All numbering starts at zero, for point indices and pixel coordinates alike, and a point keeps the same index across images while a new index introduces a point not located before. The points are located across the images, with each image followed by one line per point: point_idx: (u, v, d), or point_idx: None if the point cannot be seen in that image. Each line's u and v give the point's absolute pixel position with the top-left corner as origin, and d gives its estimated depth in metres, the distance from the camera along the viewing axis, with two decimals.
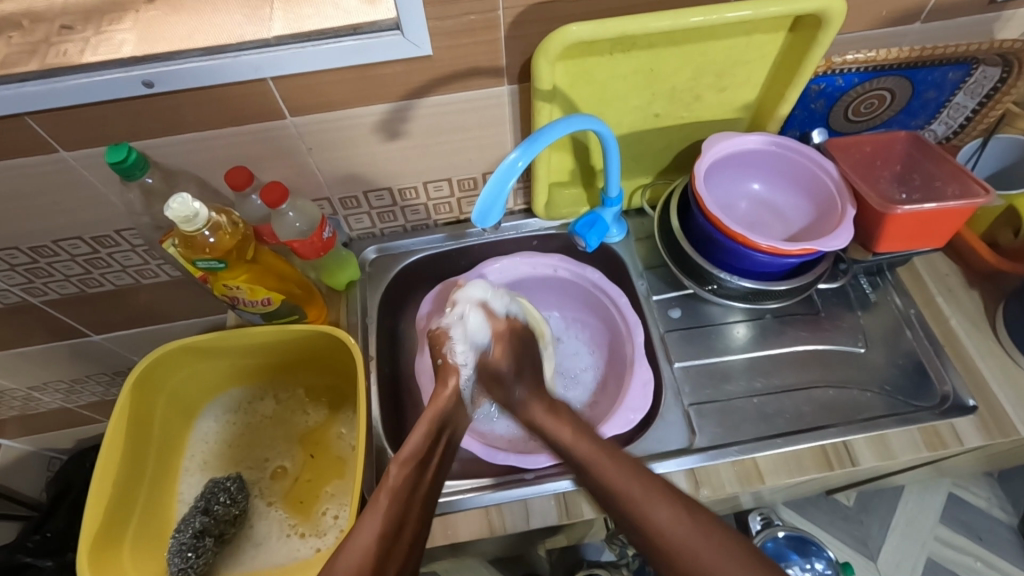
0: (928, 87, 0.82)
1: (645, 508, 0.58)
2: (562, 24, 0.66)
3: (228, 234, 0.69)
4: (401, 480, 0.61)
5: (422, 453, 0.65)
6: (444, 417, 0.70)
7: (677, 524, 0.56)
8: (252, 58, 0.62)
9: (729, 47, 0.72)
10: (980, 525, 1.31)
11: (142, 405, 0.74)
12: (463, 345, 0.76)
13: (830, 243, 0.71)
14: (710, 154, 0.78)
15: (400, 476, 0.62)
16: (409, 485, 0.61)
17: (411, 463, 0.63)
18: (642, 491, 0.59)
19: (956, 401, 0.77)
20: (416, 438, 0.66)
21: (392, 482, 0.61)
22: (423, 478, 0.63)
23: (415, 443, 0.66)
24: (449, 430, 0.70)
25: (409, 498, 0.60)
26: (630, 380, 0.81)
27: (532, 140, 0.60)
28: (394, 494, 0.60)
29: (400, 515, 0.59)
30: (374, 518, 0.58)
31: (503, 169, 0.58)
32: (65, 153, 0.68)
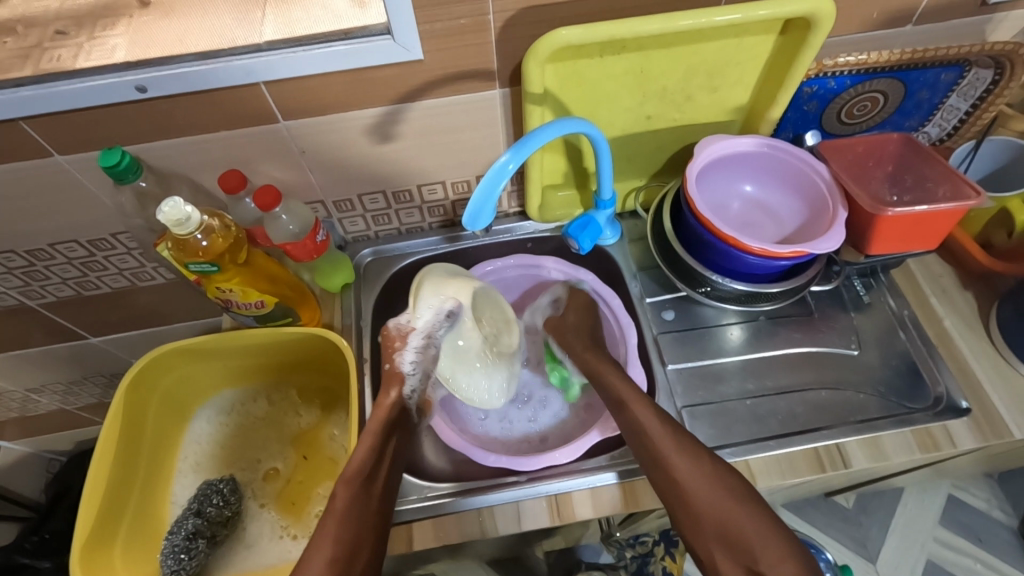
0: (921, 88, 0.82)
1: (674, 458, 0.63)
2: (552, 27, 0.66)
3: (220, 237, 0.69)
4: (345, 502, 0.61)
5: (367, 469, 0.63)
6: (387, 429, 0.68)
7: (697, 478, 0.62)
8: (244, 63, 0.63)
9: (719, 49, 0.72)
10: (980, 526, 1.31)
11: (136, 407, 0.74)
12: (415, 355, 0.73)
13: (821, 245, 0.71)
14: (702, 157, 0.78)
15: (346, 498, 0.61)
16: (354, 506, 0.61)
17: (353, 483, 0.62)
18: (669, 437, 0.65)
19: (950, 403, 0.77)
20: (360, 454, 0.65)
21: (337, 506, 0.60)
22: (370, 494, 0.62)
23: (359, 459, 0.64)
24: (392, 438, 0.69)
25: (358, 518, 0.60)
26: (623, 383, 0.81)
27: (522, 143, 0.60)
28: (340, 518, 0.59)
29: (352, 538, 0.59)
30: (324, 546, 0.58)
31: (494, 171, 0.58)
32: (59, 157, 0.69)
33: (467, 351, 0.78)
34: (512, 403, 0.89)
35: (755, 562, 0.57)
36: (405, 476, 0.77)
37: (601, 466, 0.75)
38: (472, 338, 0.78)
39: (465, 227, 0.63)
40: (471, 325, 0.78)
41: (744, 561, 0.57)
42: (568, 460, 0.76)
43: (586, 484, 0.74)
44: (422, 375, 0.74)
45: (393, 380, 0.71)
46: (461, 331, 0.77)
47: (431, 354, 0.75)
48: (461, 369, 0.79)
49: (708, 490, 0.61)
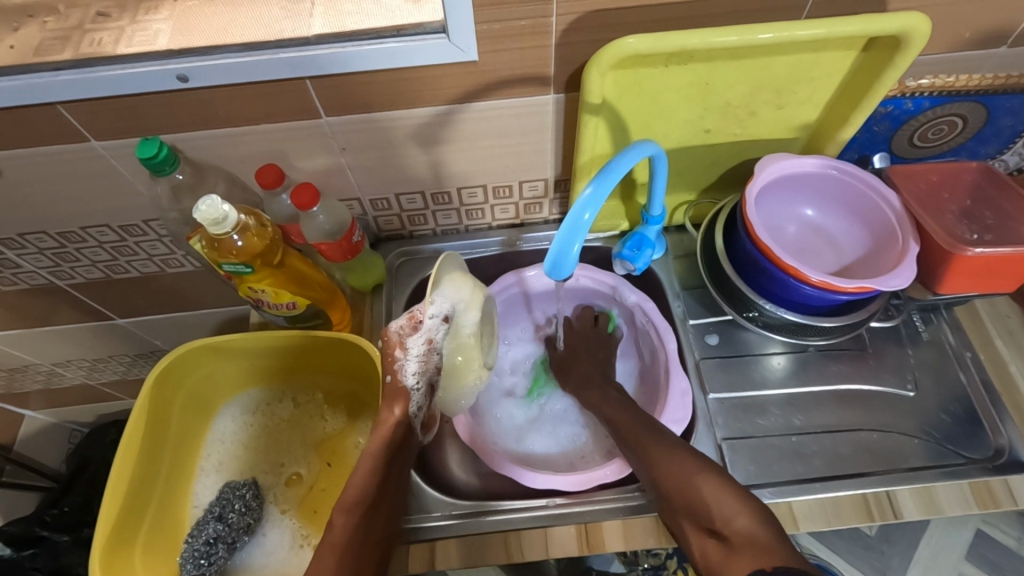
0: (1005, 115, 0.76)
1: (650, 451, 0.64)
2: (617, 34, 0.61)
3: (255, 237, 0.67)
4: (346, 534, 0.58)
5: (368, 498, 0.59)
6: (392, 450, 0.61)
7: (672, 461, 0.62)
8: (290, 56, 0.59)
9: (794, 65, 0.67)
10: (1007, 566, 1.23)
11: (160, 404, 0.72)
12: (417, 365, 0.62)
13: (889, 282, 0.66)
14: (763, 176, 0.73)
15: (344, 530, 0.58)
16: (356, 533, 0.58)
17: (355, 510, 0.59)
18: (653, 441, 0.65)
19: (1011, 456, 0.72)
20: (360, 482, 0.60)
21: (336, 530, 0.58)
22: (372, 522, 0.60)
23: (359, 488, 0.59)
24: (396, 460, 0.62)
25: (361, 548, 0.58)
26: (667, 391, 0.77)
27: (604, 173, 0.56)
28: (340, 551, 0.57)
29: (352, 567, 0.57)
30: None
31: (570, 223, 0.56)
32: (95, 142, 0.67)
33: (470, 356, 0.66)
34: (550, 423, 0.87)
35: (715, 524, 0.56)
36: (430, 491, 0.75)
37: (635, 496, 0.72)
38: (471, 346, 0.66)
39: (548, 272, 0.61)
40: (470, 336, 0.65)
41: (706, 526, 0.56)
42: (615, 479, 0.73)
43: (617, 513, 0.71)
44: (426, 388, 0.64)
45: (399, 394, 0.62)
46: (460, 340, 0.65)
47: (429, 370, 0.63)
48: (466, 375, 0.67)
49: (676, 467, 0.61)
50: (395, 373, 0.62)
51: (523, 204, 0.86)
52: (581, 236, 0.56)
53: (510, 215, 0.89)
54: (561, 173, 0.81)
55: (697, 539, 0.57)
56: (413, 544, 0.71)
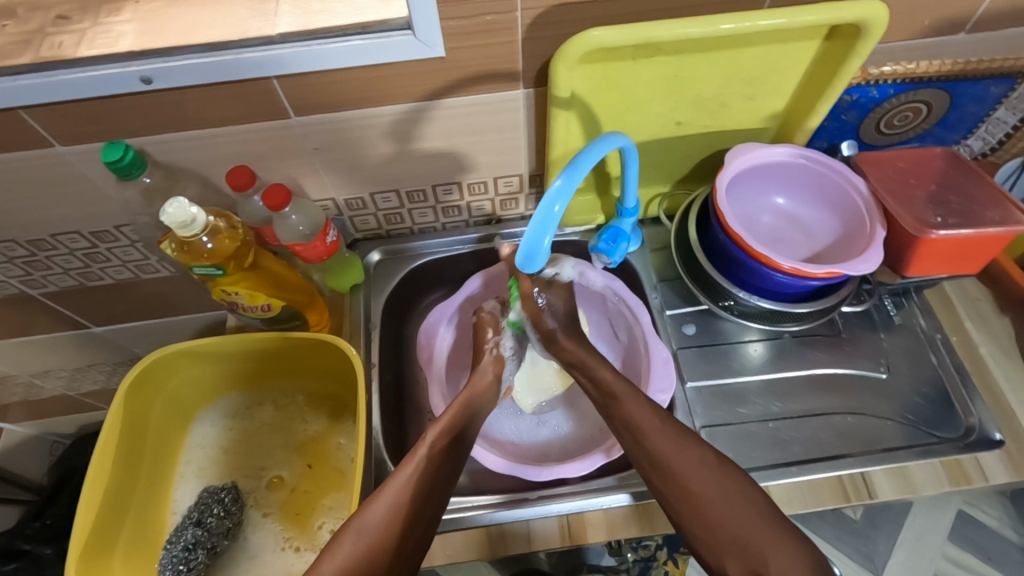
0: (969, 100, 0.77)
1: (677, 459, 0.61)
2: (582, 27, 0.62)
3: (226, 239, 0.67)
4: (435, 449, 0.63)
5: (459, 426, 0.66)
6: (483, 396, 0.71)
7: (701, 480, 0.59)
8: (255, 56, 0.59)
9: (759, 55, 0.67)
10: (989, 544, 1.24)
11: (137, 410, 0.72)
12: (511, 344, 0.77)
13: (857, 267, 0.67)
14: (734, 165, 0.74)
15: (436, 445, 0.63)
16: (442, 455, 0.63)
17: (449, 435, 0.65)
18: (672, 438, 0.62)
19: (982, 434, 0.74)
20: (454, 410, 0.67)
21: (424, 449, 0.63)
22: (457, 448, 0.65)
23: (453, 413, 0.67)
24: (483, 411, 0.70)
25: (441, 467, 0.62)
26: (648, 358, 0.79)
27: (573, 166, 0.57)
28: (428, 462, 0.62)
29: (432, 480, 0.61)
30: (402, 485, 0.60)
31: (541, 216, 0.56)
32: (61, 148, 0.66)
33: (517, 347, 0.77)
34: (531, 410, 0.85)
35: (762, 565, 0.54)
36: None
37: (616, 487, 0.73)
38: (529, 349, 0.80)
39: (520, 266, 0.62)
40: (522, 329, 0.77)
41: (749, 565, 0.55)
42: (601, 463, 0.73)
43: (597, 504, 0.72)
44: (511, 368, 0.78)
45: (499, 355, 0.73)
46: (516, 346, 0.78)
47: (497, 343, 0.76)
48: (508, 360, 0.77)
49: (710, 491, 0.58)
50: (489, 344, 0.75)
51: (499, 200, 0.86)
52: (552, 228, 0.57)
53: (487, 212, 0.89)
54: (535, 168, 0.81)
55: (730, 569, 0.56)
56: None
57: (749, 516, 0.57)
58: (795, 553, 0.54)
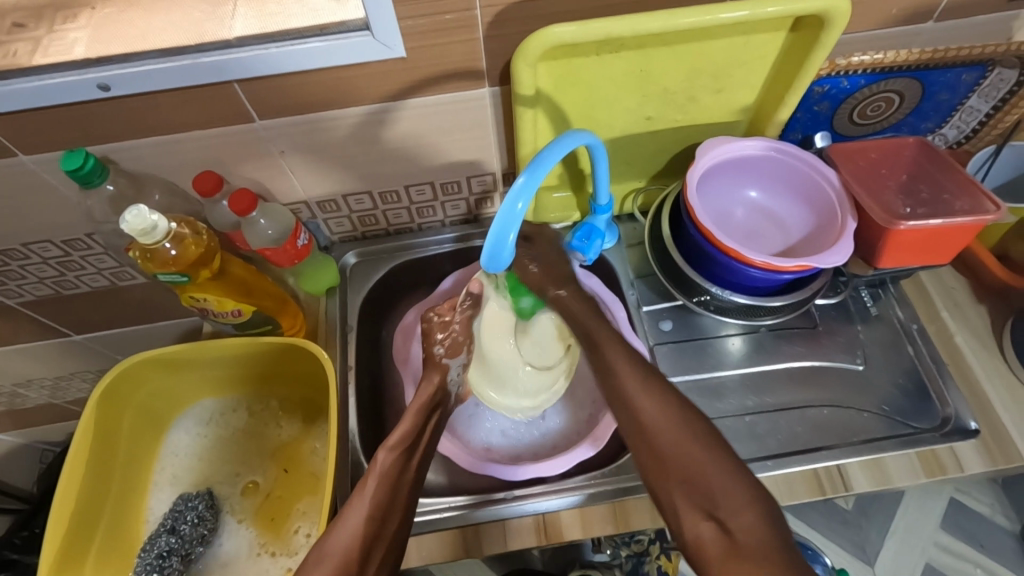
0: (940, 89, 0.77)
1: (638, 397, 0.57)
2: (543, 24, 0.61)
3: (192, 245, 0.67)
4: (389, 466, 0.61)
5: (410, 439, 0.64)
6: (430, 408, 0.69)
7: (660, 417, 0.56)
8: (212, 60, 0.59)
9: (725, 48, 0.67)
10: (981, 531, 1.24)
11: (108, 418, 0.71)
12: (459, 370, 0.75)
13: (828, 259, 0.67)
14: (705, 159, 0.74)
15: (391, 461, 0.61)
16: (398, 470, 0.61)
17: (398, 451, 0.62)
18: (640, 376, 0.59)
19: (958, 424, 0.74)
20: (403, 423, 0.65)
21: (381, 465, 0.61)
22: (411, 462, 0.62)
23: (403, 429, 0.64)
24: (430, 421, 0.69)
25: (397, 483, 0.60)
26: None
27: (534, 165, 0.56)
28: (381, 480, 0.59)
29: (386, 498, 0.58)
30: (361, 503, 0.58)
31: (503, 214, 0.55)
32: (23, 157, 0.65)
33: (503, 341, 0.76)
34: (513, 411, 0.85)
35: (715, 509, 0.50)
36: None
37: (593, 484, 0.73)
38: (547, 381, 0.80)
39: (485, 266, 0.61)
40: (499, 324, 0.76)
41: (704, 508, 0.51)
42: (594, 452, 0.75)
43: (574, 502, 0.72)
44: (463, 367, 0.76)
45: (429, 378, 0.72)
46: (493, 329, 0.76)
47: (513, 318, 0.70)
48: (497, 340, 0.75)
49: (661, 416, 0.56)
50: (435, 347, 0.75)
51: (474, 199, 0.86)
52: (514, 226, 0.56)
53: (462, 212, 0.88)
54: (508, 167, 0.81)
55: (691, 526, 0.51)
56: None
57: (687, 439, 0.54)
58: (748, 503, 0.50)
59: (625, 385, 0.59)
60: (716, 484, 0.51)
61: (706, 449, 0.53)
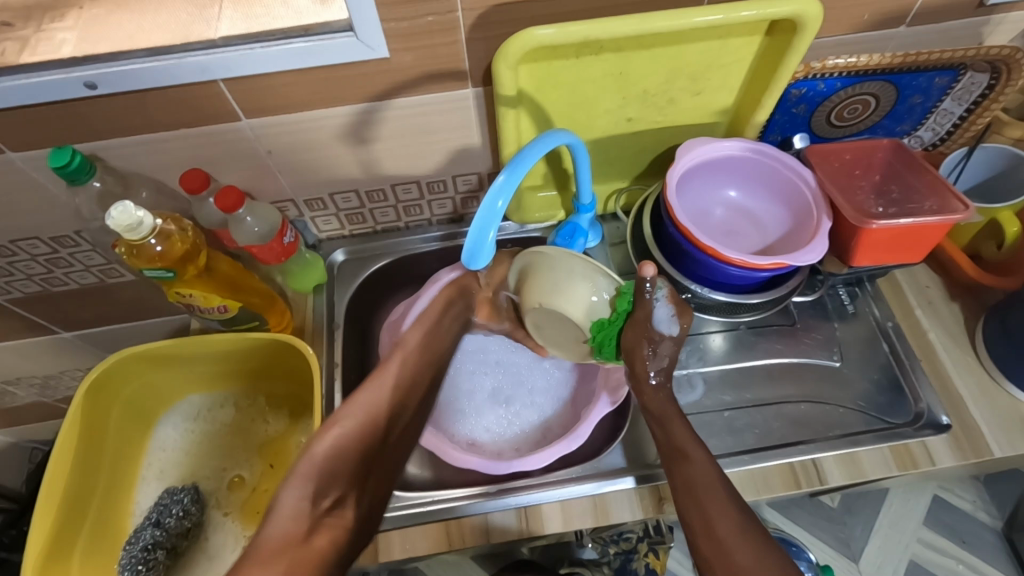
0: (914, 93, 0.79)
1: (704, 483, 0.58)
2: (524, 27, 0.63)
3: (178, 242, 0.68)
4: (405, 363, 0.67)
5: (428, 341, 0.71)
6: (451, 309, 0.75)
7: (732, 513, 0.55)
8: (197, 60, 0.60)
9: (702, 51, 0.69)
10: (963, 528, 1.26)
11: (95, 412, 0.72)
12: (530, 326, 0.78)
13: (802, 257, 0.69)
14: (684, 160, 0.75)
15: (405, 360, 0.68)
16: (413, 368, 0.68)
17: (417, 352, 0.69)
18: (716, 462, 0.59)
19: (930, 418, 0.75)
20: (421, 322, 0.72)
21: (393, 369, 0.66)
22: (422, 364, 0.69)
23: (426, 326, 0.71)
24: (443, 321, 0.74)
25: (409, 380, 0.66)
26: None
27: (515, 164, 0.57)
28: (398, 369, 0.66)
29: (399, 388, 0.65)
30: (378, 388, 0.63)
31: (484, 212, 0.56)
32: (11, 155, 0.66)
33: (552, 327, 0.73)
34: (499, 408, 0.86)
35: None
36: None
37: (574, 479, 0.74)
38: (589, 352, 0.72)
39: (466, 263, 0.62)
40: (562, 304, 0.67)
41: None
42: (576, 446, 0.74)
43: (554, 496, 0.73)
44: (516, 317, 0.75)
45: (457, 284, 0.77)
46: (526, 283, 0.69)
47: (671, 361, 0.66)
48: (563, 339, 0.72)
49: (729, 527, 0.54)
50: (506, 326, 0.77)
51: (460, 198, 0.87)
52: (495, 224, 0.57)
53: (449, 210, 0.89)
54: (493, 167, 0.82)
55: None
56: None
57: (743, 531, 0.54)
58: None
59: (705, 485, 0.57)
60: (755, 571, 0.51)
61: (780, 563, 0.51)
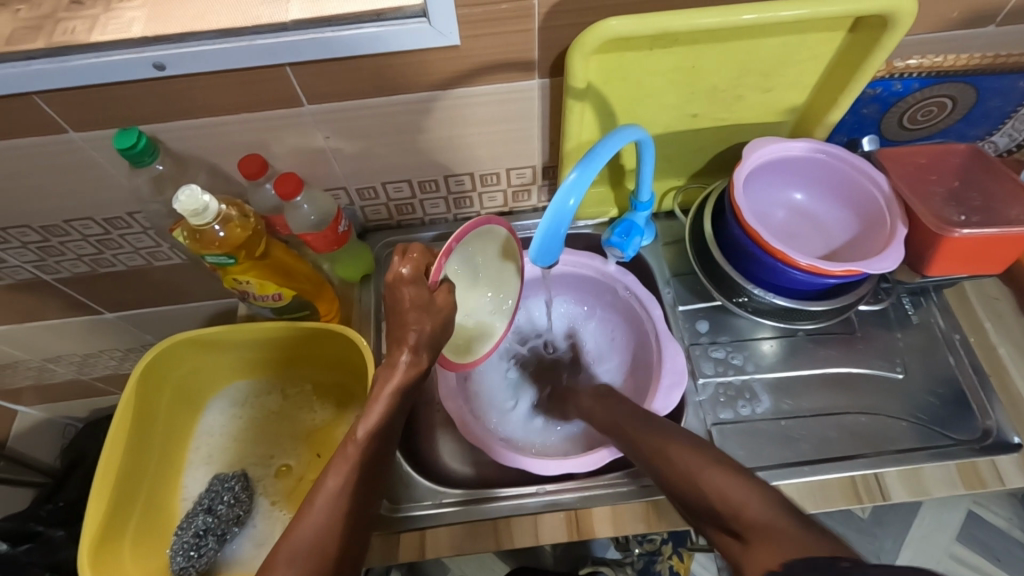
0: (995, 97, 0.75)
1: (670, 449, 0.58)
2: (599, 17, 0.61)
3: (238, 227, 0.67)
4: (360, 457, 0.53)
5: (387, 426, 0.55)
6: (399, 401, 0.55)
7: (687, 461, 0.56)
8: (267, 42, 0.59)
9: (781, 46, 0.66)
10: (998, 545, 1.22)
11: (148, 395, 0.72)
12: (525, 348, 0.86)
13: (876, 265, 0.66)
14: (752, 159, 0.73)
15: (360, 450, 0.54)
16: (367, 460, 0.54)
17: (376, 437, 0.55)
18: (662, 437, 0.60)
19: (999, 437, 0.73)
20: (375, 407, 0.55)
21: (336, 475, 0.52)
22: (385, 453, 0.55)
23: (378, 414, 0.54)
24: (401, 407, 0.56)
25: (366, 478, 0.53)
26: (659, 357, 0.78)
27: (588, 159, 0.55)
28: (348, 472, 0.53)
29: (357, 493, 0.52)
30: (322, 504, 0.51)
31: (555, 209, 0.54)
32: (74, 134, 0.66)
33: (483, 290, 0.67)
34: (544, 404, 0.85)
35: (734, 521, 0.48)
36: (422, 480, 0.75)
37: (625, 483, 0.73)
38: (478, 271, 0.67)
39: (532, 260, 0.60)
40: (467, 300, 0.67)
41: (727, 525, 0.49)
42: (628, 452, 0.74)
43: (606, 499, 0.72)
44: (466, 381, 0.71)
45: (438, 312, 0.56)
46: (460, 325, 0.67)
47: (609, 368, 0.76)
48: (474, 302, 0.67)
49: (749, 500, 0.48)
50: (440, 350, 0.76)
51: (511, 191, 0.85)
52: (566, 221, 0.55)
53: (498, 204, 0.88)
54: (549, 160, 0.80)
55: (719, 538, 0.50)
56: (405, 533, 0.71)
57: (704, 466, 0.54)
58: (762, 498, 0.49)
59: (665, 447, 0.59)
60: (729, 492, 0.50)
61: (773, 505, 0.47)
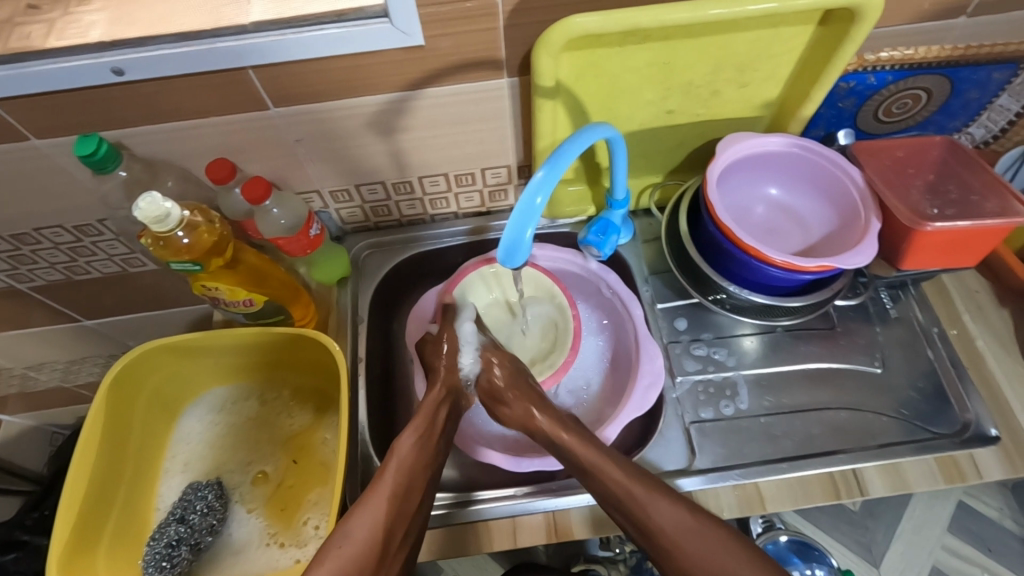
0: (971, 87, 0.75)
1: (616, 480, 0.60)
2: (565, 13, 0.60)
3: (205, 233, 0.66)
4: (411, 455, 0.61)
5: (433, 426, 0.65)
6: (441, 399, 0.67)
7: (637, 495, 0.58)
8: (228, 45, 0.58)
9: (752, 40, 0.65)
10: (989, 535, 1.21)
11: (122, 403, 0.71)
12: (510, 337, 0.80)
13: (850, 260, 0.66)
14: (726, 155, 0.72)
15: (412, 449, 0.61)
16: (415, 458, 0.61)
17: (418, 435, 0.63)
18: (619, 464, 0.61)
19: (978, 430, 0.72)
20: (422, 410, 0.65)
21: (387, 479, 0.59)
22: (427, 451, 0.62)
23: (425, 415, 0.65)
24: (438, 417, 0.66)
25: (413, 478, 0.60)
26: (638, 357, 0.77)
27: (555, 159, 0.54)
28: (397, 467, 0.60)
29: (403, 486, 0.59)
30: (372, 502, 0.57)
31: (522, 209, 0.53)
32: (37, 141, 0.65)
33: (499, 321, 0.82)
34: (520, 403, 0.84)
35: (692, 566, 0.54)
36: None
37: None
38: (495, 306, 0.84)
39: (502, 260, 0.59)
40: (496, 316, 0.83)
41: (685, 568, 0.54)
42: None
43: (584, 500, 0.71)
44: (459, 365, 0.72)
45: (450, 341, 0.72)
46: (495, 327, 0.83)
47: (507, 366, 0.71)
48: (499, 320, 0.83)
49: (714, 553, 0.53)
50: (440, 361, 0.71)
51: (488, 190, 0.85)
52: (533, 221, 0.54)
53: (476, 204, 0.87)
54: (524, 159, 0.79)
55: None
56: None
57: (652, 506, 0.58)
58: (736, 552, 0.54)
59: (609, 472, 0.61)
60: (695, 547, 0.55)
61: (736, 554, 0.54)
